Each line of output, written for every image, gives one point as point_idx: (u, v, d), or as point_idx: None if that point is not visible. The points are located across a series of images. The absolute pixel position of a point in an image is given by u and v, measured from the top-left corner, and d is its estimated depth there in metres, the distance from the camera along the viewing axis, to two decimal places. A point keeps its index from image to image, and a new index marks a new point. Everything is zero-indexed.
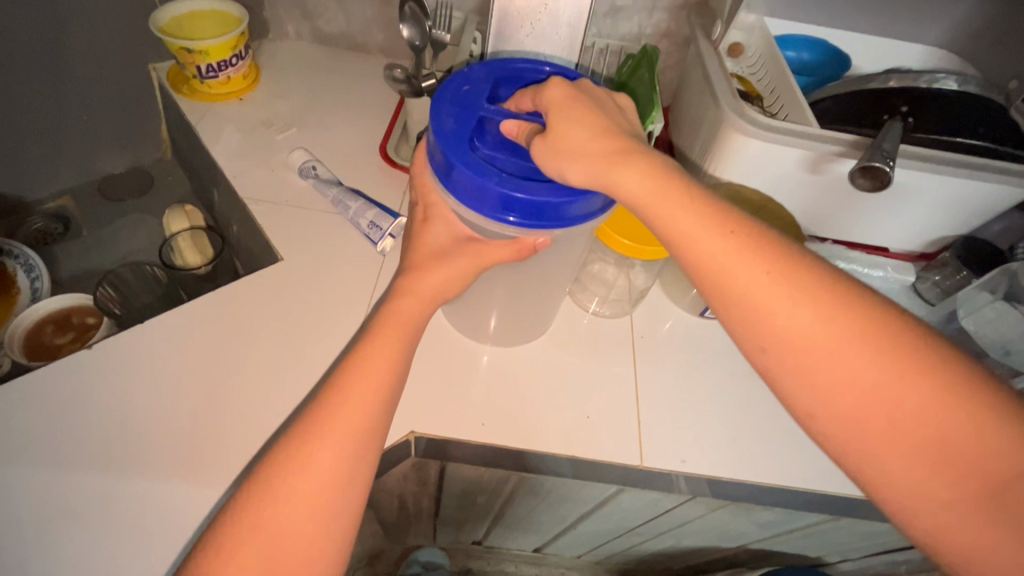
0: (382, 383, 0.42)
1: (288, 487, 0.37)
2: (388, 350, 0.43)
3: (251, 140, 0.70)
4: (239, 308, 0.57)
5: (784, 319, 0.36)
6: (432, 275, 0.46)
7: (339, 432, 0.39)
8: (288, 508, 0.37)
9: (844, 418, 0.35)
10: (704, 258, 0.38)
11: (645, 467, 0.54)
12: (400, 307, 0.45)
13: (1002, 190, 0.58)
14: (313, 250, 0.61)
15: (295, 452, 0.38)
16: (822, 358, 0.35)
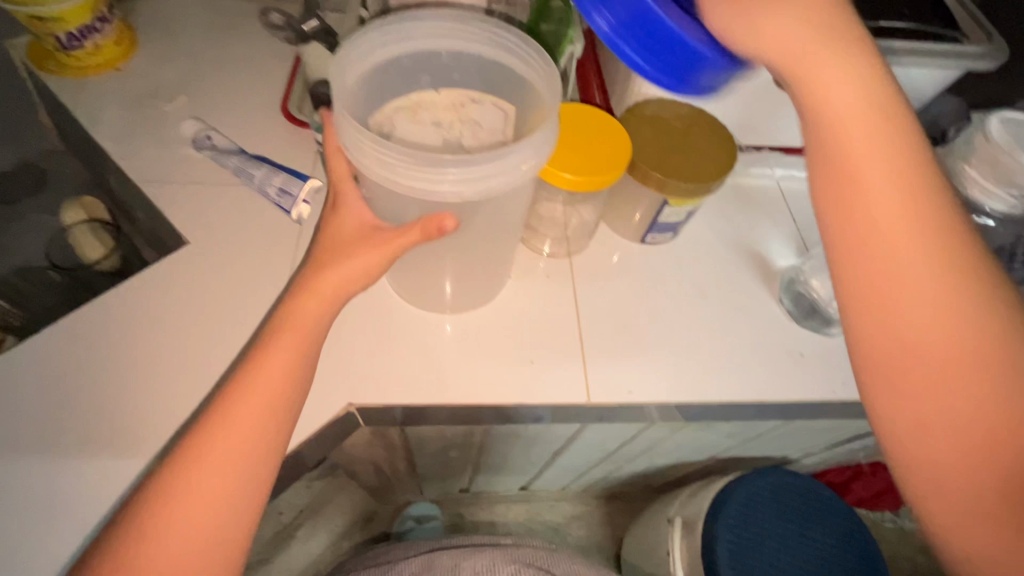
0: (270, 409, 0.40)
1: (170, 520, 0.37)
2: (279, 373, 0.41)
3: (135, 114, 0.63)
4: (149, 300, 0.52)
5: (889, 231, 0.35)
6: (342, 266, 0.43)
7: (221, 465, 0.38)
8: (173, 530, 0.37)
9: (905, 337, 0.35)
10: (871, 160, 0.36)
11: (592, 403, 0.54)
12: (298, 310, 0.43)
13: (932, 73, 0.56)
14: (220, 229, 0.56)
15: (183, 473, 0.38)
16: (904, 274, 0.35)
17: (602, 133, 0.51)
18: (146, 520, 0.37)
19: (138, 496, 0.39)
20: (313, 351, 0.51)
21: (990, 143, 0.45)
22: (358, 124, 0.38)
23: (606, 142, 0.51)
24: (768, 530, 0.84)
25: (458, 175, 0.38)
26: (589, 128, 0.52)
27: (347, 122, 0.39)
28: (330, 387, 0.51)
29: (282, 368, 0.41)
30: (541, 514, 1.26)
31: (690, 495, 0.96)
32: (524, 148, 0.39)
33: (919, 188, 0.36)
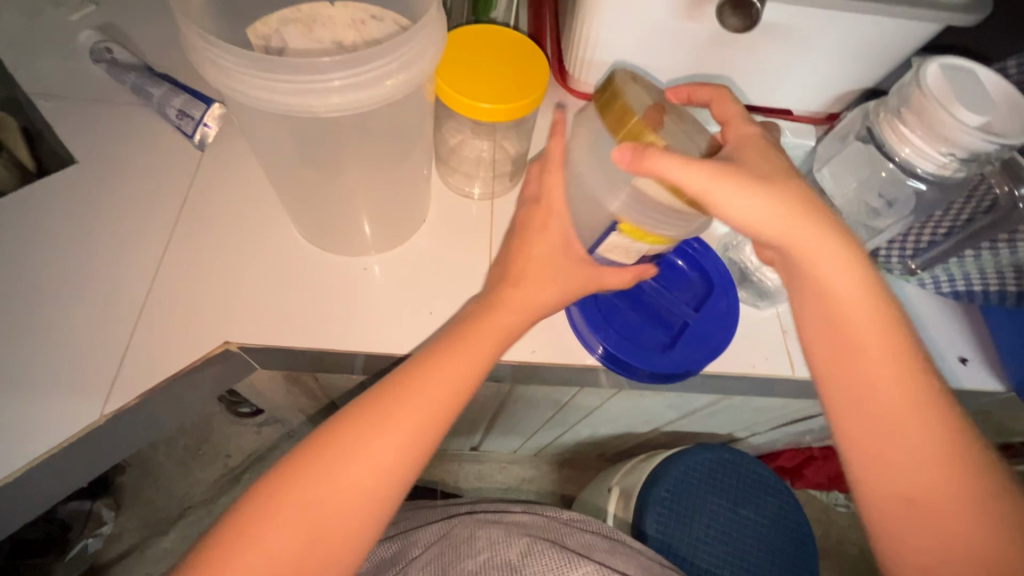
0: (444, 401, 0.39)
1: (361, 447, 0.37)
2: (493, 335, 0.42)
3: (35, 22, 0.58)
4: (25, 220, 0.49)
5: (870, 351, 0.38)
6: (515, 303, 0.43)
7: (423, 415, 0.39)
8: (338, 489, 0.36)
9: (866, 398, 0.38)
10: (855, 327, 0.39)
11: (491, 361, 0.48)
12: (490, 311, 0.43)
13: (902, 27, 0.50)
14: (112, 151, 0.53)
15: (362, 429, 0.38)
16: (892, 415, 0.37)
17: (518, 61, 0.46)
18: (330, 444, 0.37)
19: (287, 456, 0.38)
20: (190, 283, 0.48)
21: (921, 95, 0.32)
22: (207, 37, 0.32)
23: (518, 70, 0.45)
24: (700, 504, 0.83)
25: (345, 80, 0.32)
26: (507, 52, 0.46)
27: (189, 29, 0.33)
28: (205, 321, 0.47)
29: (504, 323, 0.43)
30: (493, 475, 1.26)
31: (633, 465, 0.94)
32: (405, 53, 0.33)
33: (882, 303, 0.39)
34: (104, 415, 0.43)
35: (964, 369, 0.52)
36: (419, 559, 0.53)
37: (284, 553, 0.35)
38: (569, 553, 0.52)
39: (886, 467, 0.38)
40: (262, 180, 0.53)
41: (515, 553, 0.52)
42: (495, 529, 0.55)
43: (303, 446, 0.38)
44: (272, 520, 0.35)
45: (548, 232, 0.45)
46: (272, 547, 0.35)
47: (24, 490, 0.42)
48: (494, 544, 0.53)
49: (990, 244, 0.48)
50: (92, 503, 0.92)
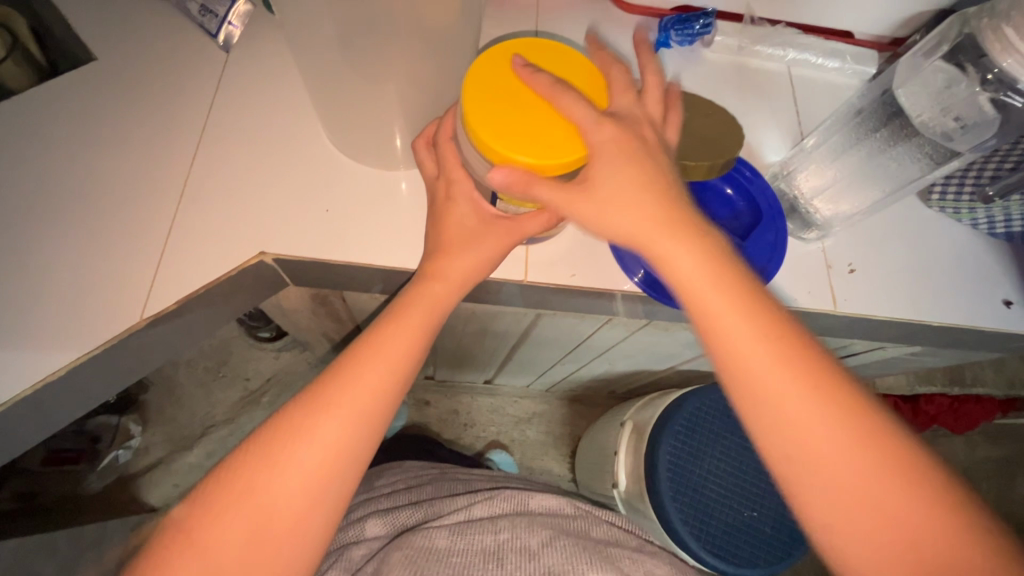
0: (402, 353, 0.40)
1: (301, 439, 0.37)
2: (426, 310, 0.41)
3: None
4: (44, 115, 0.47)
5: (734, 330, 0.34)
6: (463, 256, 0.41)
7: (359, 399, 0.39)
8: (317, 439, 0.38)
9: (773, 397, 0.34)
10: (729, 330, 0.34)
11: (529, 283, 0.47)
12: (439, 262, 0.42)
13: None
14: (132, 48, 0.50)
15: (336, 379, 0.39)
16: (802, 420, 0.34)
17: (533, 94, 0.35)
18: (275, 437, 0.38)
19: (273, 417, 0.39)
20: (221, 192, 0.46)
21: None
22: None
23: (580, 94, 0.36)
24: (714, 447, 0.85)
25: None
26: (577, 67, 0.37)
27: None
28: (239, 231, 0.45)
29: (435, 300, 0.41)
30: (504, 410, 1.28)
31: (647, 402, 0.95)
32: None
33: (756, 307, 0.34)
34: (143, 319, 0.43)
35: (1008, 312, 0.51)
36: (442, 524, 0.54)
37: (284, 495, 0.37)
38: (589, 553, 0.52)
39: (797, 454, 0.34)
40: (292, 89, 0.50)
41: (538, 541, 0.52)
42: (520, 515, 0.56)
43: (244, 445, 0.39)
44: (268, 469, 0.37)
45: (457, 203, 0.41)
46: (272, 489, 0.37)
47: (66, 390, 0.43)
48: (517, 530, 0.53)
49: None
50: (119, 418, 0.95)
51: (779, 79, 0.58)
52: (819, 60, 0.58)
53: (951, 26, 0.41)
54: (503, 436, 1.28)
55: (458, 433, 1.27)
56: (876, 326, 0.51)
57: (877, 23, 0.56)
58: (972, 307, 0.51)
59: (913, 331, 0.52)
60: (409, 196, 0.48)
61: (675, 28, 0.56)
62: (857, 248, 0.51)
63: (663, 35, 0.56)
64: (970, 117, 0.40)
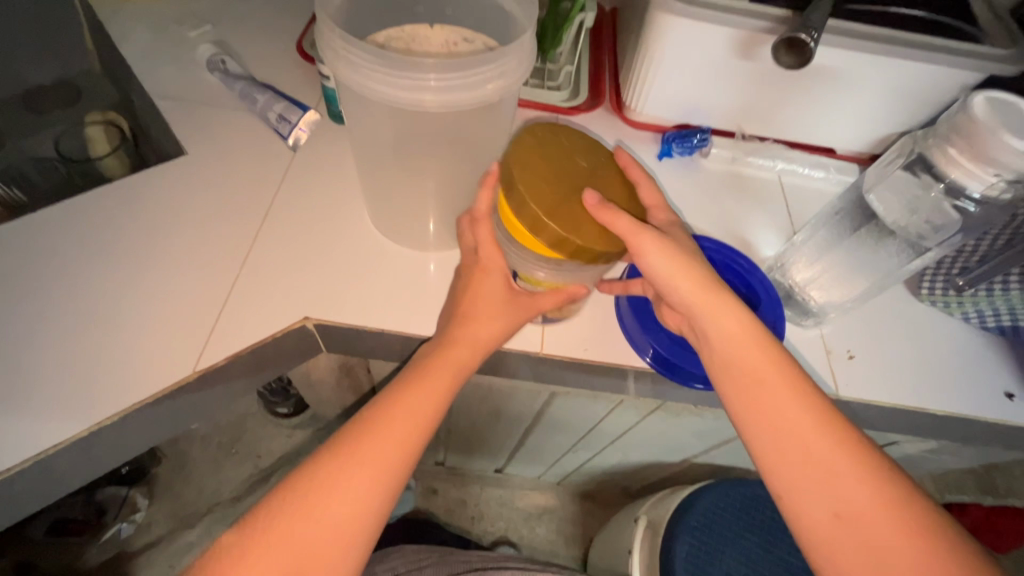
0: (433, 403, 0.44)
1: (336, 480, 0.40)
2: (455, 361, 0.45)
3: (161, 38, 0.67)
4: (136, 199, 0.55)
5: (750, 359, 0.43)
6: (484, 322, 0.46)
7: (390, 446, 0.42)
8: (359, 477, 0.40)
9: (777, 420, 0.42)
10: (741, 358, 0.43)
11: (544, 355, 0.51)
12: (471, 325, 0.46)
13: (951, 73, 0.53)
14: (217, 146, 0.59)
15: (374, 423, 0.42)
16: (798, 435, 0.41)
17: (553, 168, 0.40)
18: (309, 479, 0.40)
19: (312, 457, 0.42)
20: (275, 265, 0.53)
21: (972, 120, 0.36)
22: (343, 36, 0.39)
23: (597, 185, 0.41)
24: (731, 547, 0.81)
25: (438, 81, 0.39)
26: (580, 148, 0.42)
27: (329, 28, 0.40)
28: (287, 300, 0.51)
29: (462, 359, 0.46)
30: (513, 503, 1.24)
31: (661, 497, 0.93)
32: (505, 62, 0.40)
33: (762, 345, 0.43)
34: (195, 372, 0.47)
35: (1011, 404, 0.52)
36: None
37: (328, 529, 0.39)
38: None
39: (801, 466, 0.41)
40: (344, 181, 0.59)
41: None
42: None
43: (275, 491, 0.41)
44: (317, 503, 0.39)
45: (489, 273, 0.47)
46: (315, 526, 0.39)
47: (113, 438, 0.46)
48: None
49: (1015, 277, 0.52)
50: (128, 488, 0.94)
51: (770, 185, 0.65)
52: (805, 170, 0.65)
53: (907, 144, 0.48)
54: (511, 532, 1.22)
55: (464, 526, 1.23)
56: (880, 413, 0.52)
57: (856, 142, 0.63)
58: (969, 397, 0.52)
59: (919, 421, 0.53)
60: (441, 274, 0.54)
61: (676, 141, 0.64)
62: (853, 336, 0.54)
63: (665, 146, 0.65)
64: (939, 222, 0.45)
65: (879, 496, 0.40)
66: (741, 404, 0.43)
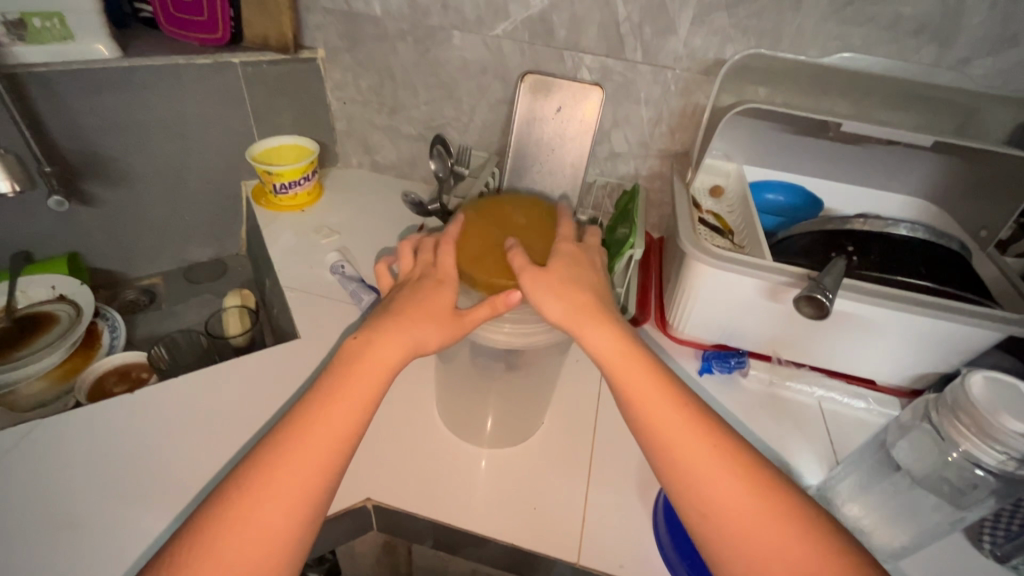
0: (346, 432, 0.45)
1: (240, 535, 0.40)
2: (381, 363, 0.47)
3: (299, 242, 0.87)
4: (253, 373, 0.68)
5: (664, 413, 0.45)
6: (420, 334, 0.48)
7: (314, 461, 0.43)
8: (288, 481, 0.42)
9: (669, 433, 0.45)
10: (645, 400, 0.46)
11: (580, 566, 0.52)
12: (412, 321, 0.49)
13: (972, 332, 0.58)
14: (323, 333, 0.73)
15: (279, 450, 0.43)
16: (697, 458, 0.43)
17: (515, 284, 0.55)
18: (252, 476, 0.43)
19: (206, 511, 0.42)
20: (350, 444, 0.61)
21: (971, 402, 0.41)
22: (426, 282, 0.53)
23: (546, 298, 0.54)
24: None
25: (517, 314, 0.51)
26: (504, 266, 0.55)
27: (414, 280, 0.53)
28: (354, 478, 0.57)
29: (390, 358, 0.48)
30: None
31: None
32: None
33: (650, 369, 0.47)
34: None
35: None
36: None
37: (253, 548, 0.40)
38: None
39: (711, 494, 0.42)
40: (421, 375, 0.69)
41: None
42: None
43: (179, 544, 0.41)
44: (229, 543, 0.40)
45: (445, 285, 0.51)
46: (243, 552, 0.40)
47: None
48: None
49: None
50: None
51: (810, 410, 0.68)
52: (845, 399, 0.69)
53: (918, 404, 0.52)
54: None
55: None
56: None
57: (893, 379, 0.67)
58: None
59: None
60: (493, 469, 0.60)
61: (715, 359, 0.71)
62: None
63: (706, 363, 0.72)
64: (1022, 455, 0.39)
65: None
66: (642, 429, 0.46)
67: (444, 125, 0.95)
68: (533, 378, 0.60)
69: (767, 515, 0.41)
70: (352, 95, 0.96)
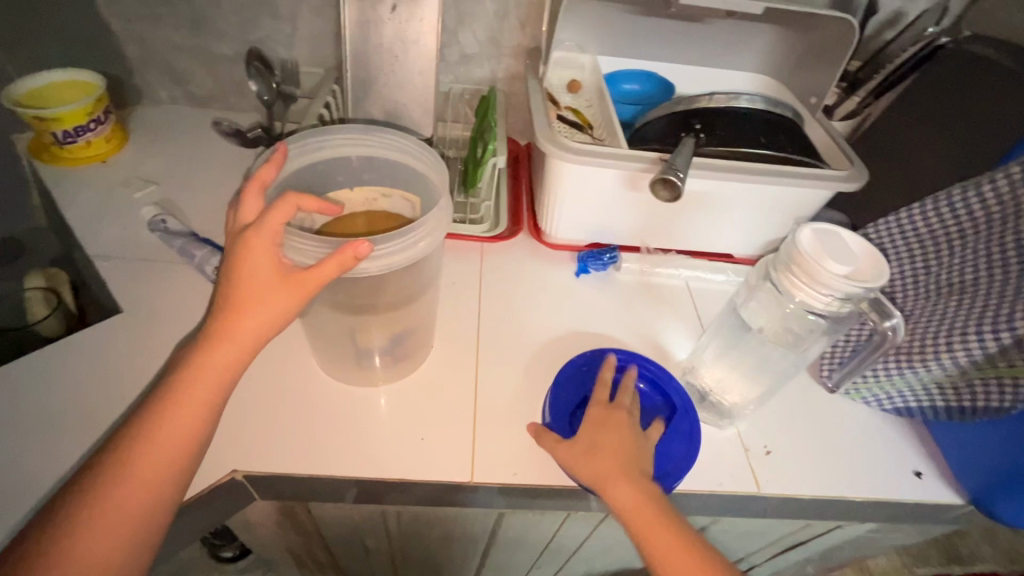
0: (205, 417, 0.43)
1: (88, 526, 0.38)
2: (211, 384, 0.43)
3: (106, 200, 0.72)
4: (63, 361, 0.55)
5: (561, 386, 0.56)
6: (260, 303, 0.42)
7: (173, 447, 0.41)
8: (143, 467, 0.40)
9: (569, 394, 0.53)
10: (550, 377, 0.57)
11: (475, 483, 0.52)
12: (251, 275, 0.42)
13: (806, 193, 0.62)
14: (153, 301, 0.62)
15: (140, 438, 0.41)
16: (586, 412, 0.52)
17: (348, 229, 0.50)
18: (65, 525, 0.38)
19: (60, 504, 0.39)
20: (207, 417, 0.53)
21: (799, 254, 0.44)
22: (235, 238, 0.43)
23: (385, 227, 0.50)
24: None
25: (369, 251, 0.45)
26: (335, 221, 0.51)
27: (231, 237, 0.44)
28: (216, 451, 0.51)
29: (247, 334, 0.43)
30: None
31: None
32: (429, 226, 0.47)
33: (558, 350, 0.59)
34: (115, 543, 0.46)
35: (920, 482, 0.56)
36: None
37: (106, 538, 0.38)
38: None
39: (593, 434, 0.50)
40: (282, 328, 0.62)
41: None
42: None
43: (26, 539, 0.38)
44: (81, 534, 0.38)
45: (260, 237, 0.42)
46: (95, 542, 0.38)
47: None
48: None
49: (889, 363, 0.57)
50: None
51: (679, 291, 0.72)
52: (708, 275, 0.73)
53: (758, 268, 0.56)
54: None
55: None
56: (804, 504, 0.54)
57: (746, 249, 0.71)
58: (876, 480, 0.56)
59: (841, 506, 0.55)
60: (377, 407, 0.56)
61: (591, 259, 0.71)
62: (767, 432, 0.57)
63: (582, 264, 0.71)
64: (844, 294, 0.43)
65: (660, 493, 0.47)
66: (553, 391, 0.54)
67: (264, 39, 0.80)
68: (403, 307, 0.55)
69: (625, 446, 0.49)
70: (134, 9, 0.77)
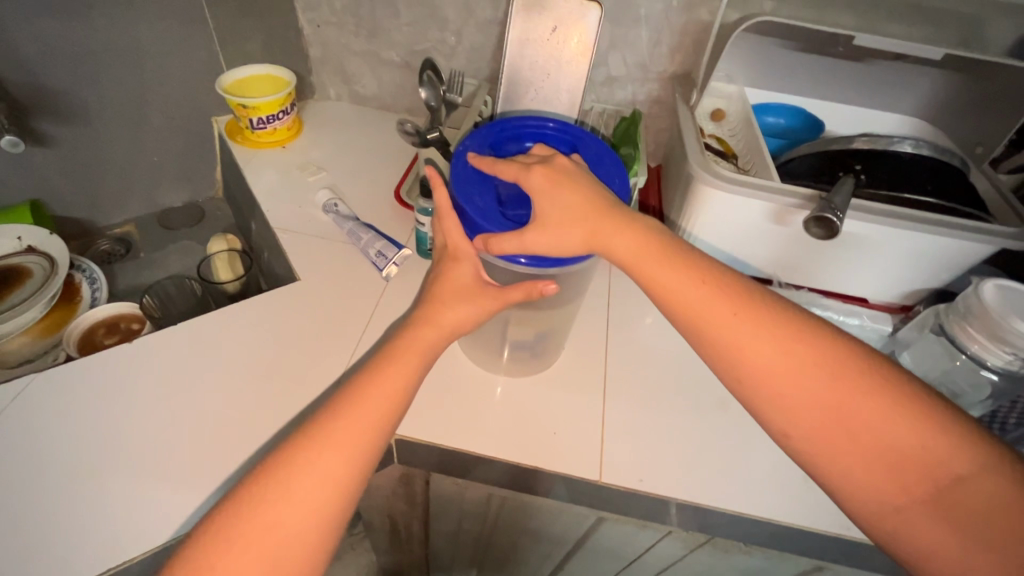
0: (397, 399, 0.46)
1: (298, 479, 0.41)
2: (403, 371, 0.47)
3: (285, 180, 0.83)
4: (258, 319, 0.66)
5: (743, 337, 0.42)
6: (455, 311, 0.49)
7: (370, 417, 0.44)
8: (344, 430, 0.43)
9: (738, 350, 0.42)
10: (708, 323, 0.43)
11: (602, 483, 0.55)
12: (454, 284, 0.50)
13: (969, 247, 0.60)
14: (324, 274, 0.70)
15: (345, 411, 0.44)
16: (767, 361, 0.41)
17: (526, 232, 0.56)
18: (279, 466, 0.42)
19: (269, 459, 0.43)
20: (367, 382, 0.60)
21: (987, 307, 0.49)
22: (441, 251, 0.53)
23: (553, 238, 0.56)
24: None
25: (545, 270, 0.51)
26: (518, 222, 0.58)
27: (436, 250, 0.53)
28: None
29: (435, 331, 0.49)
30: None
31: None
32: None
33: (727, 300, 0.43)
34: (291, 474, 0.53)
35: None
36: None
37: (314, 491, 0.41)
38: None
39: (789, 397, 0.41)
40: None
41: None
42: None
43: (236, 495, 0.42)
44: (293, 487, 0.41)
45: (461, 262, 0.50)
46: (307, 493, 0.41)
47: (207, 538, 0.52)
48: None
49: None
50: None
51: None
52: (840, 317, 0.68)
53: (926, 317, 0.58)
54: None
55: None
56: None
57: (888, 295, 0.69)
58: None
59: None
60: (512, 397, 0.61)
61: None
62: None
63: None
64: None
65: (905, 452, 0.38)
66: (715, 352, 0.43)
67: (430, 50, 0.89)
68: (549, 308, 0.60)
69: (848, 397, 0.39)
70: (326, 16, 0.88)
